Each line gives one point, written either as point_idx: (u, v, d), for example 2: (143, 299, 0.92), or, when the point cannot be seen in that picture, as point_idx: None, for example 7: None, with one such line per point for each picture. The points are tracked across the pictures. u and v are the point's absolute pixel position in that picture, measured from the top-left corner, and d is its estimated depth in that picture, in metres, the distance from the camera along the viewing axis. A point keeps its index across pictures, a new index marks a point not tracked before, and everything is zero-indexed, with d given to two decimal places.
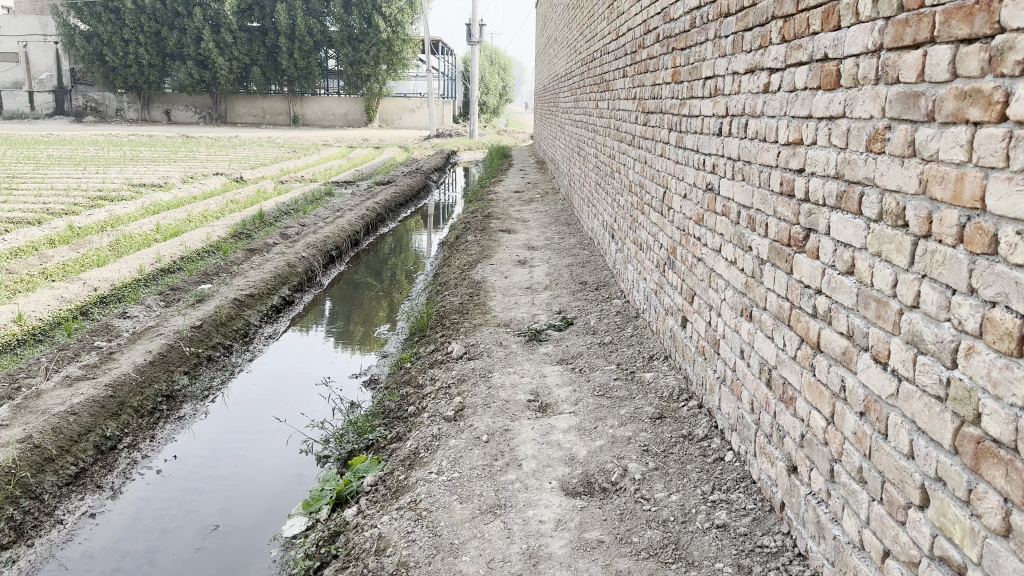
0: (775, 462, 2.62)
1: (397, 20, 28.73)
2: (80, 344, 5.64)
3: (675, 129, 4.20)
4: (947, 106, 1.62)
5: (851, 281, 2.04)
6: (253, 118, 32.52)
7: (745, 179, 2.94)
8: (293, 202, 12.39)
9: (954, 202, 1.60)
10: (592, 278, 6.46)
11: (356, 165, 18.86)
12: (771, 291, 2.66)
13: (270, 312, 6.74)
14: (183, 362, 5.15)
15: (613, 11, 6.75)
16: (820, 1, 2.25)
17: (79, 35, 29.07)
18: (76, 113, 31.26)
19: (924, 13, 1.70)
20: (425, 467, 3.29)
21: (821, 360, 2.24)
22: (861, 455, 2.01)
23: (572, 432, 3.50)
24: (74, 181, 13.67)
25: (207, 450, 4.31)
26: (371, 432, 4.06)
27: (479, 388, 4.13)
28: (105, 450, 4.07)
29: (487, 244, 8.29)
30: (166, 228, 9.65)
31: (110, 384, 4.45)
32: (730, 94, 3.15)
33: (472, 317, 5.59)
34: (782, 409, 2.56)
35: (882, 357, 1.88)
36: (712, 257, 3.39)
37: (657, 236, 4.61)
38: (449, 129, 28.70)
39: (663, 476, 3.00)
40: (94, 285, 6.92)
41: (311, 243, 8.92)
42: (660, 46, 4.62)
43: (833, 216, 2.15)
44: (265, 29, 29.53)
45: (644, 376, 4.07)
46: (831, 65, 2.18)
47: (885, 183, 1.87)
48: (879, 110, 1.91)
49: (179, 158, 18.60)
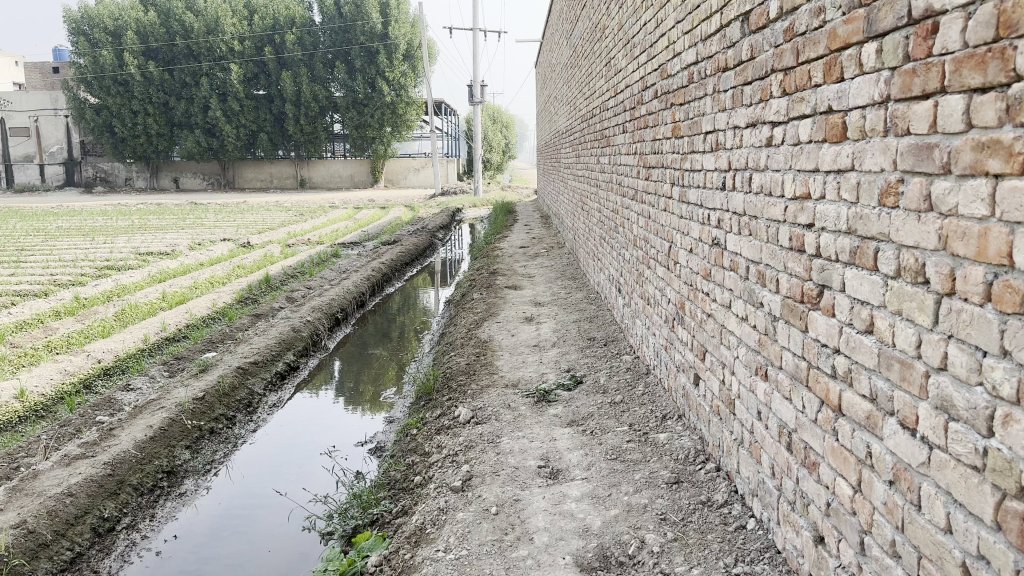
0: (800, 532, 2.48)
1: (400, 84, 29.34)
2: (82, 420, 5.53)
3: (677, 183, 4.14)
4: (963, 157, 1.54)
5: (871, 341, 1.94)
6: (260, 183, 32.92)
7: (752, 234, 2.85)
8: (298, 265, 12.36)
9: (978, 258, 1.50)
10: (600, 333, 6.34)
11: (362, 225, 18.95)
12: (786, 349, 2.55)
13: (274, 379, 6.63)
14: (184, 437, 5.03)
15: (610, 69, 6.80)
16: (821, 53, 2.21)
17: (89, 108, 29.61)
18: (86, 184, 31.76)
19: (932, 62, 1.64)
20: (432, 544, 3.14)
21: (843, 424, 2.12)
22: (892, 528, 1.87)
23: (585, 500, 3.36)
24: (83, 252, 13.74)
25: (209, 529, 4.18)
26: (375, 506, 3.91)
27: (487, 455, 3.99)
28: (103, 533, 3.94)
29: (494, 301, 8.21)
30: (172, 295, 9.63)
31: (109, 462, 4.34)
32: (732, 148, 3.10)
33: (479, 378, 5.47)
34: (805, 474, 2.43)
35: (910, 424, 1.76)
36: (723, 314, 3.29)
37: (665, 290, 4.52)
38: (455, 187, 28.94)
39: (683, 548, 2.84)
40: (98, 357, 6.86)
41: (318, 306, 8.86)
42: (659, 102, 4.61)
43: (847, 271, 2.06)
44: (271, 97, 30.10)
45: (658, 437, 3.93)
46: (836, 116, 2.12)
47: (902, 238, 1.78)
48: (889, 163, 1.83)
49: (186, 225, 18.72)
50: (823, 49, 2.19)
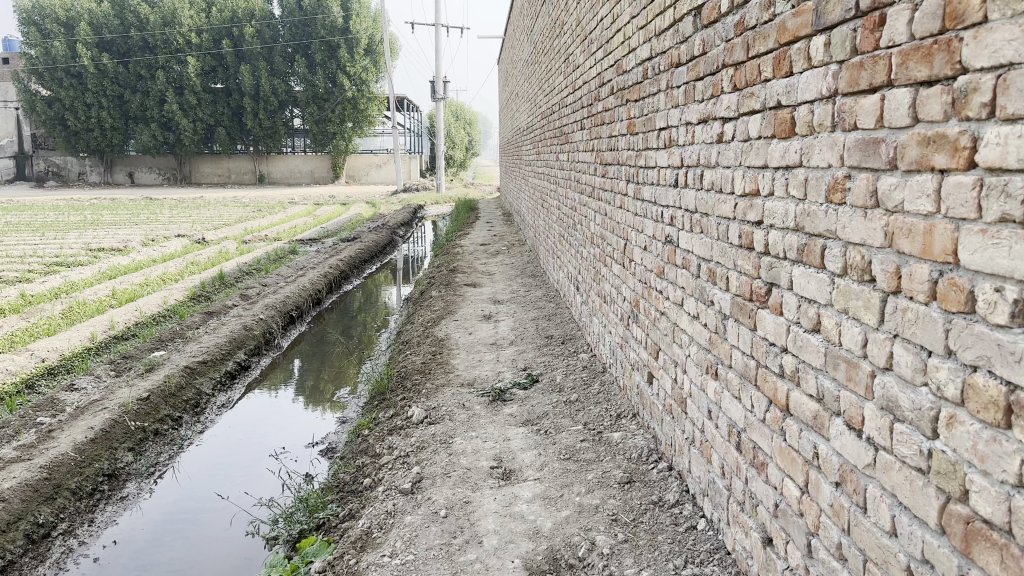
0: (749, 533, 2.44)
1: (361, 79, 29.08)
2: (21, 421, 5.31)
3: (632, 180, 4.10)
4: (910, 153, 1.51)
5: (819, 340, 1.90)
6: (218, 178, 32.37)
7: (703, 232, 2.82)
8: (254, 262, 12.13)
9: (923, 255, 1.47)
10: (558, 331, 6.28)
11: (322, 222, 18.70)
12: (735, 348, 2.52)
13: (224, 378, 6.46)
14: (127, 438, 4.87)
15: (568, 66, 6.77)
16: (770, 47, 2.17)
17: (40, 101, 28.79)
18: (37, 178, 30.91)
19: (879, 56, 1.60)
20: (378, 549, 3.05)
21: (791, 424, 2.09)
22: (839, 530, 1.84)
23: (536, 501, 3.30)
24: (32, 248, 13.34)
25: (150, 533, 4.04)
26: (323, 509, 3.80)
27: (439, 456, 3.91)
28: (37, 539, 3.77)
29: (452, 299, 8.12)
30: (121, 293, 9.36)
31: (46, 465, 4.17)
32: (684, 145, 3.07)
33: (434, 378, 5.38)
34: (753, 475, 2.39)
35: (856, 424, 1.73)
36: (675, 311, 3.26)
37: (620, 288, 4.48)
38: (416, 184, 28.67)
39: (633, 549, 2.80)
40: (41, 356, 6.61)
41: (271, 304, 8.67)
42: (614, 99, 4.57)
43: (795, 269, 2.02)
44: (229, 91, 29.42)
45: (612, 437, 3.89)
46: (785, 112, 2.08)
47: (849, 235, 1.74)
48: (837, 159, 1.80)
49: (141, 220, 18.29)
50: (773, 43, 2.16)
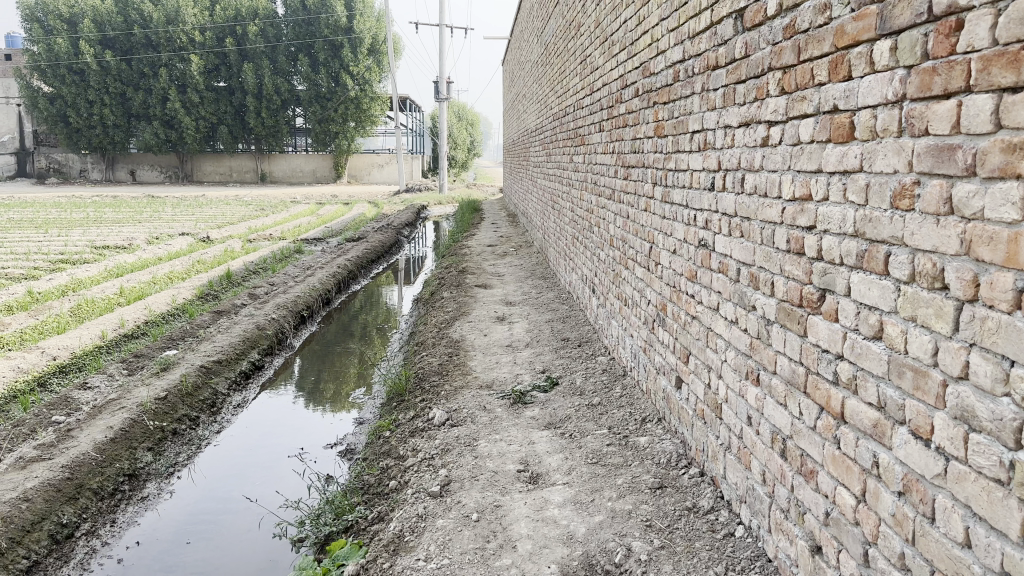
0: (795, 541, 2.42)
1: (364, 79, 29.02)
2: (36, 420, 5.28)
3: (660, 183, 4.08)
4: (992, 160, 1.49)
5: (881, 347, 1.88)
6: (220, 176, 32.30)
7: (744, 236, 2.79)
8: (261, 261, 12.09)
9: (1007, 264, 1.45)
10: (574, 334, 6.25)
11: (325, 222, 18.63)
12: (781, 354, 2.49)
13: (238, 378, 6.42)
14: (146, 438, 4.84)
15: (585, 67, 6.74)
16: (826, 50, 2.15)
17: (42, 97, 28.70)
18: (38, 175, 30.82)
19: (956, 60, 1.58)
20: (411, 553, 3.03)
21: (846, 432, 2.07)
22: (902, 540, 1.82)
23: (568, 506, 3.27)
24: (37, 245, 13.28)
25: (173, 534, 4.02)
26: (349, 512, 3.78)
27: (464, 459, 3.88)
28: (61, 540, 3.74)
29: (463, 300, 8.09)
30: (130, 291, 9.32)
31: (68, 465, 4.14)
32: (721, 148, 3.05)
33: (452, 380, 5.35)
34: (800, 482, 2.37)
35: (924, 433, 1.71)
36: (709, 316, 3.23)
37: (644, 291, 4.45)
38: (419, 184, 28.61)
39: (671, 555, 2.77)
40: (53, 354, 6.57)
41: (281, 303, 8.63)
42: (640, 101, 4.54)
43: (854, 276, 2.00)
44: (232, 89, 29.43)
45: (639, 441, 3.87)
46: (843, 116, 2.06)
47: (918, 242, 1.72)
48: (904, 165, 1.78)
49: (144, 218, 18.21)
50: (828, 46, 2.14)
